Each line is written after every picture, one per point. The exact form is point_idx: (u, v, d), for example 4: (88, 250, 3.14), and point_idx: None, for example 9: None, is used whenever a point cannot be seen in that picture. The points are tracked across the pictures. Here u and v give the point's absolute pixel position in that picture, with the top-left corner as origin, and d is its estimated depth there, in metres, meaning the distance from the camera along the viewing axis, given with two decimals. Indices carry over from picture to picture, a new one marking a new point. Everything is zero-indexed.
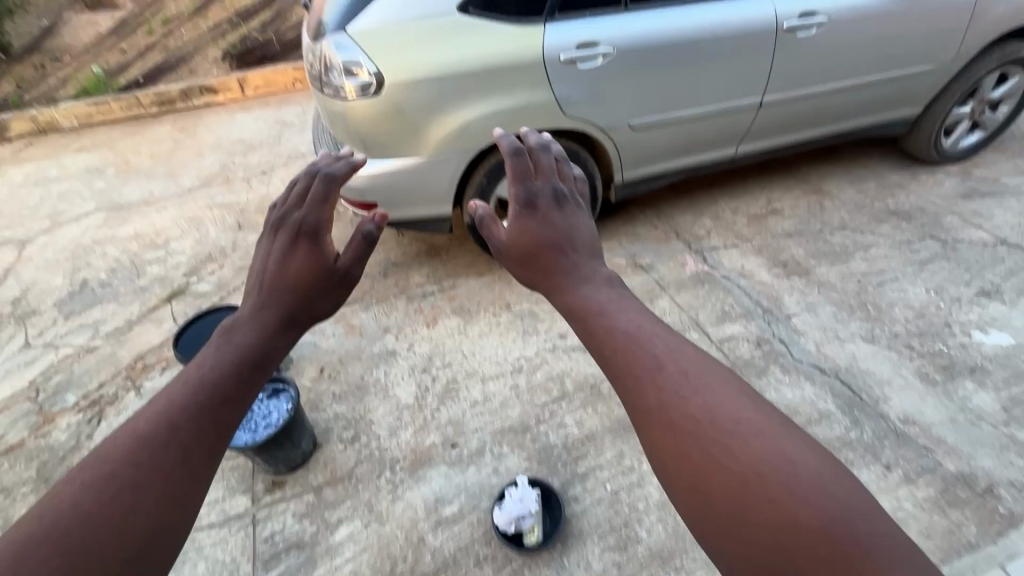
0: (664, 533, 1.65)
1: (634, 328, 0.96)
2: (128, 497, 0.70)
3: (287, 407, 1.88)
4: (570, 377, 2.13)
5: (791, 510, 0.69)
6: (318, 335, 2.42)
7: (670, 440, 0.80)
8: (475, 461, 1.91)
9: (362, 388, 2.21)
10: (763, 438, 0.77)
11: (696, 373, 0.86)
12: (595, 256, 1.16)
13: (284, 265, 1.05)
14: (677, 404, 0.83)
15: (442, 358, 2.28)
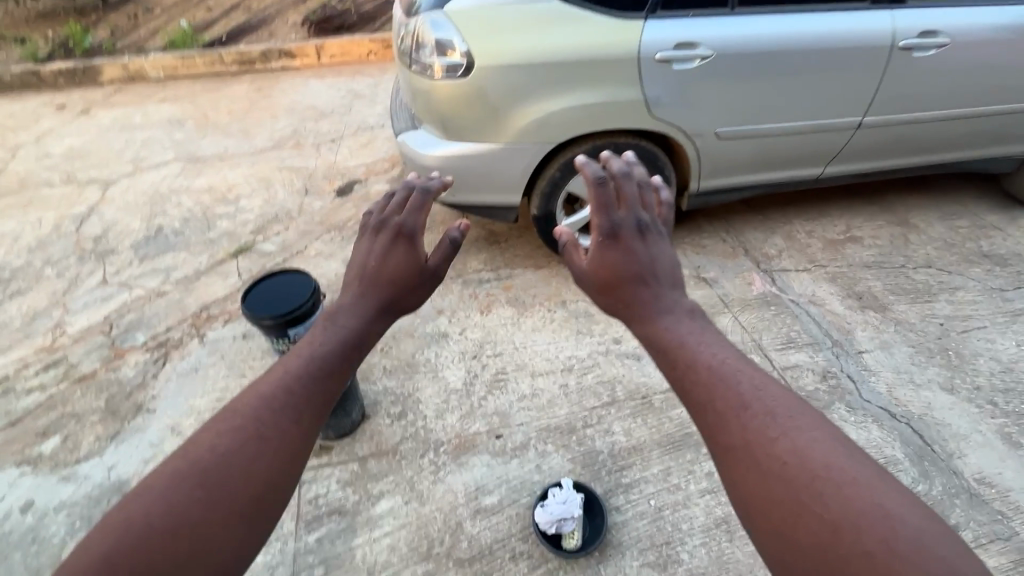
0: (706, 558, 1.61)
1: (718, 361, 0.91)
2: (251, 451, 0.78)
3: (345, 378, 1.91)
4: (621, 383, 2.09)
5: (889, 568, 0.63)
6: None
7: (754, 483, 0.76)
8: (518, 455, 1.90)
9: (412, 366, 2.23)
10: (859, 487, 0.70)
11: (787, 415, 0.81)
12: (678, 289, 1.07)
13: (383, 261, 1.07)
14: (765, 448, 0.78)
15: (493, 347, 2.28)
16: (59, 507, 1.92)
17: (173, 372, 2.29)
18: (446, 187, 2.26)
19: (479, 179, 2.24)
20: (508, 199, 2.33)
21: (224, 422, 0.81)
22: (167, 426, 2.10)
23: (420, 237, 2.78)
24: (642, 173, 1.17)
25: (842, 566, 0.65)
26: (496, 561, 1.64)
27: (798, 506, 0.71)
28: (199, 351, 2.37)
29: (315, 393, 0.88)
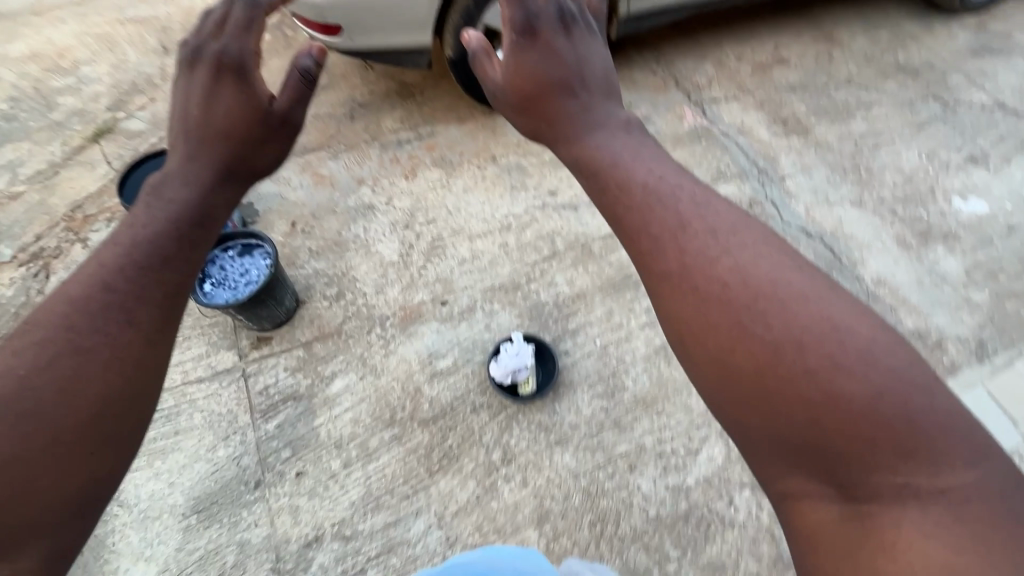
0: (648, 382, 1.77)
1: (653, 180, 0.87)
2: (72, 359, 0.71)
3: (266, 265, 1.75)
4: (561, 236, 2.07)
5: (833, 382, 0.65)
6: (284, 185, 2.19)
7: (693, 307, 0.74)
8: (466, 318, 1.91)
9: (341, 244, 2.07)
10: (803, 306, 0.70)
11: (730, 232, 0.78)
12: (609, 93, 1.05)
13: (208, 110, 0.99)
14: (707, 270, 0.75)
15: (425, 214, 2.14)
16: None
17: (62, 285, 2.01)
18: (339, 29, 1.87)
19: (378, 16, 1.87)
20: (416, 40, 1.99)
21: (26, 339, 0.71)
22: None
23: (321, 97, 2.40)
24: None
25: (782, 382, 0.67)
26: (459, 415, 1.72)
27: (739, 328, 0.71)
28: (87, 257, 2.06)
29: (143, 294, 0.78)
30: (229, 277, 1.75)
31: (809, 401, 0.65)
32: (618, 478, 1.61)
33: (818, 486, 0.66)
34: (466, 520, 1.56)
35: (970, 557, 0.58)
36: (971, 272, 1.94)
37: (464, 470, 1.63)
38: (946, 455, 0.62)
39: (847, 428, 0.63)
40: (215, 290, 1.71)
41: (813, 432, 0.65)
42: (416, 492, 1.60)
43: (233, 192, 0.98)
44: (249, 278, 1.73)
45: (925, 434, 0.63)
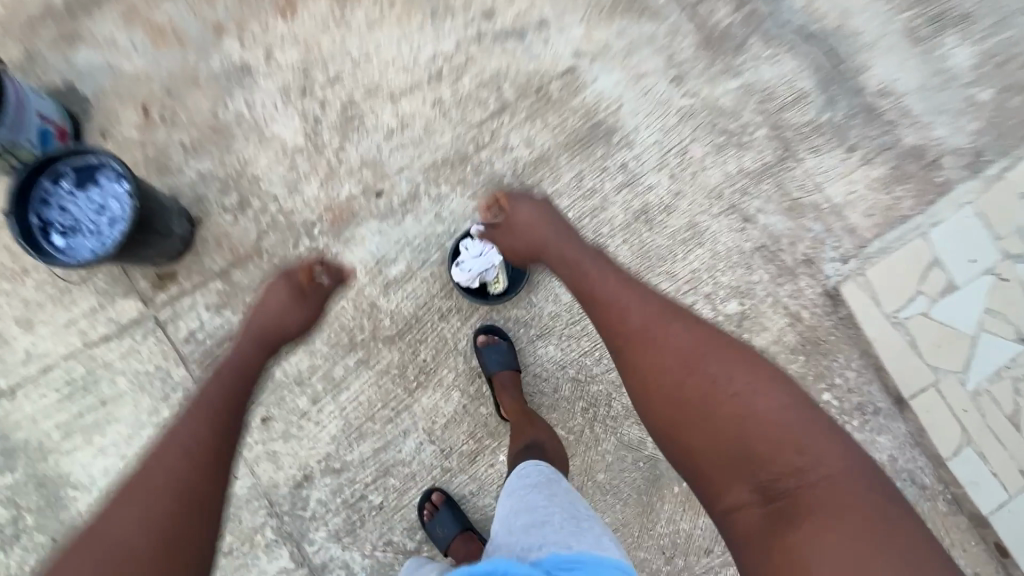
0: (629, 254, 1.59)
1: (613, 294, 1.08)
2: (176, 458, 0.91)
3: (124, 194, 1.27)
4: (508, 80, 1.61)
5: (738, 407, 0.88)
6: (109, 51, 1.56)
7: (652, 358, 0.97)
8: (411, 209, 1.57)
9: (224, 132, 1.57)
10: (726, 357, 0.94)
11: (668, 313, 1.02)
12: (571, 231, 1.27)
13: (265, 299, 1.33)
14: (654, 333, 0.99)
15: (323, 70, 1.59)
16: None
17: None
18: None
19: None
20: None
21: (145, 465, 0.91)
22: None
23: None
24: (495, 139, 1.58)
25: (711, 411, 0.89)
26: (427, 326, 1.54)
27: (675, 372, 0.94)
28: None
29: (217, 407, 1.03)
30: (83, 219, 1.27)
31: (733, 428, 0.87)
32: (606, 362, 1.54)
33: (742, 493, 0.84)
34: (457, 431, 1.50)
35: (847, 523, 0.75)
36: (983, 63, 1.65)
37: (445, 382, 1.52)
38: (829, 457, 0.83)
39: (694, 356, 0.94)
40: (73, 241, 1.27)
41: (690, 381, 0.92)
42: (399, 414, 1.50)
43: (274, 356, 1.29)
44: (113, 215, 1.28)
45: (813, 439, 0.84)
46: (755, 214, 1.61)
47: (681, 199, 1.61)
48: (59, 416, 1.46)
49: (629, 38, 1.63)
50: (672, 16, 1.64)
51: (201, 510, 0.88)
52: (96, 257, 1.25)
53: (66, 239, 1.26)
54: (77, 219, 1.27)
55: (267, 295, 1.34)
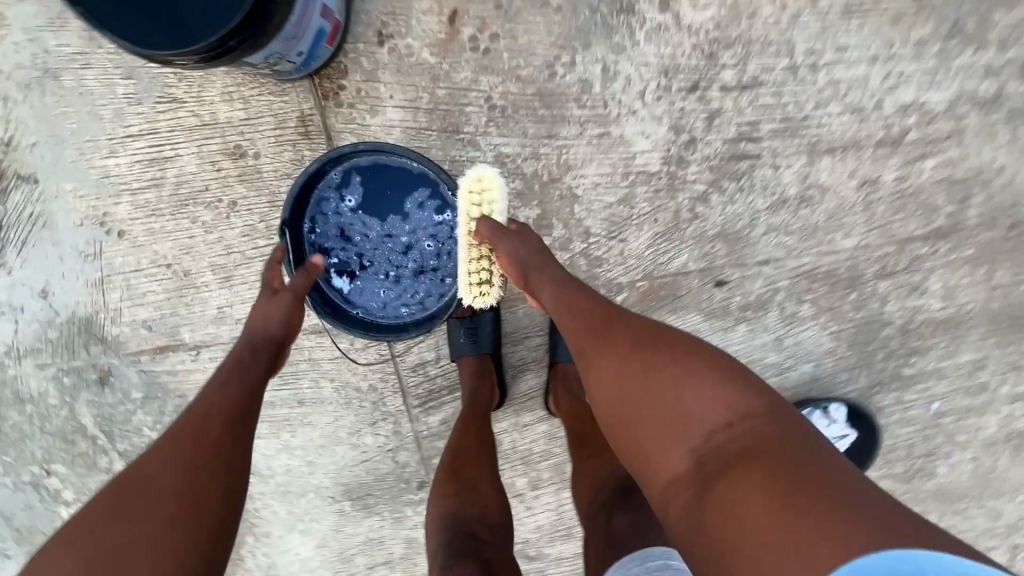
0: (968, 472, 1.22)
1: (554, 299, 0.82)
2: (126, 486, 0.60)
3: (432, 240, 1.01)
4: (986, 189, 1.04)
5: (682, 423, 0.64)
6: None
7: (573, 325, 0.77)
8: (749, 318, 1.13)
9: (554, 101, 1.01)
10: (585, 316, 0.77)
11: (558, 279, 0.83)
12: (546, 261, 0.86)
13: (266, 309, 0.82)
14: (553, 307, 0.81)
15: (742, 56, 0.98)
16: (10, 351, 1.18)
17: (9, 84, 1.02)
18: None
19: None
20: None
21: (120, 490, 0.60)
22: (87, 215, 1.09)
23: None
24: (925, 268, 1.09)
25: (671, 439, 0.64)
26: None
27: (618, 369, 0.70)
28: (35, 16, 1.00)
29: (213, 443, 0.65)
30: (382, 260, 1.01)
31: (669, 408, 0.65)
32: None
33: (684, 461, 0.63)
34: None
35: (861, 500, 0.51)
36: None
37: None
38: (829, 476, 0.54)
39: (607, 326, 0.74)
40: (363, 286, 1.02)
41: (599, 369, 0.71)
42: None
43: (270, 304, 0.82)
44: (422, 271, 1.01)
45: (761, 416, 0.61)
46: None
47: None
48: None
49: None
50: None
51: (203, 529, 0.60)
52: (382, 321, 1.01)
53: (349, 280, 1.01)
54: (372, 257, 1.01)
55: (258, 311, 0.82)
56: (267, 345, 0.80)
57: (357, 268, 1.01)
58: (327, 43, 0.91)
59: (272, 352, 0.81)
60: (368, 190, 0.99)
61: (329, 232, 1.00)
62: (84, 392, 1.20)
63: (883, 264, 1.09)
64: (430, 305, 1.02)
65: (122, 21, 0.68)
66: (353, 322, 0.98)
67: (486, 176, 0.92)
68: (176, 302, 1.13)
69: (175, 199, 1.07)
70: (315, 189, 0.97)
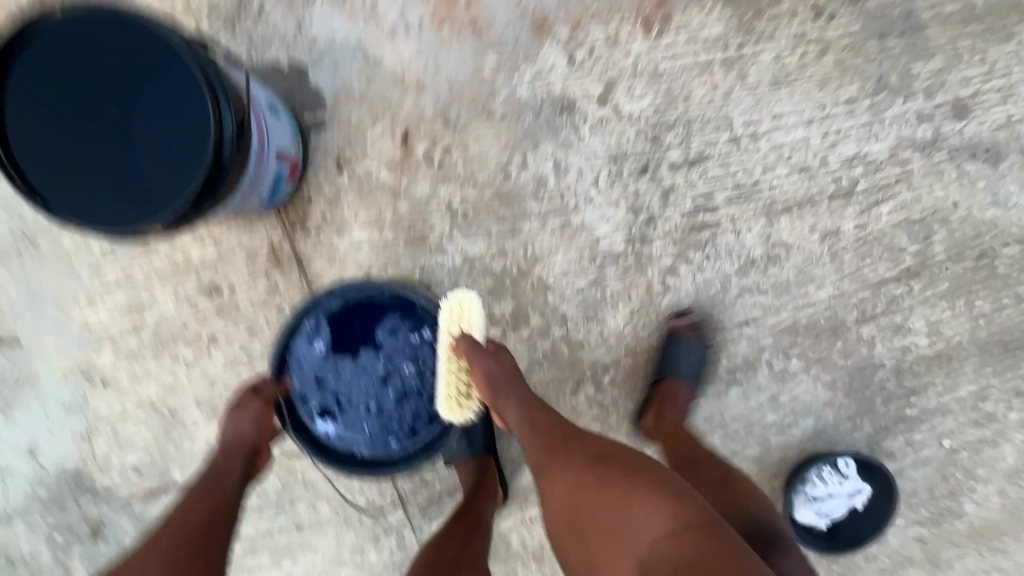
0: (996, 507, 1.17)
1: (514, 417, 0.87)
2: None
3: (408, 366, 1.01)
4: (946, 224, 1.06)
5: (630, 543, 0.68)
6: (374, 33, 0.98)
7: (534, 441, 0.83)
8: (739, 380, 1.12)
9: (513, 200, 1.04)
10: (544, 438, 0.82)
11: (524, 399, 0.88)
12: (510, 380, 0.90)
13: (237, 420, 0.89)
14: (515, 425, 0.87)
15: (685, 134, 1.02)
16: None
17: None
18: None
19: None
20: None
21: None
22: (70, 368, 1.10)
23: None
24: (903, 307, 1.09)
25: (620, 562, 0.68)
26: None
27: (573, 489, 0.75)
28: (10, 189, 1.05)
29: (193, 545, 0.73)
30: (364, 392, 1.01)
31: (614, 526, 0.70)
32: None
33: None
34: None
35: None
36: None
37: None
38: None
39: (562, 447, 0.80)
40: (346, 423, 1.01)
41: (555, 488, 0.78)
42: None
43: (242, 411, 0.90)
44: (407, 396, 1.01)
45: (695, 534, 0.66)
46: None
47: None
48: (241, 528, 1.16)
49: None
50: None
51: None
52: (379, 455, 1.01)
53: (335, 420, 1.01)
54: (354, 392, 1.01)
55: (230, 420, 0.89)
56: (242, 451, 0.87)
57: (339, 406, 1.01)
58: (288, 179, 0.95)
59: (246, 452, 0.87)
60: (337, 329, 1.00)
61: (305, 376, 1.00)
62: (77, 547, 1.15)
63: (862, 310, 1.09)
64: (421, 429, 1.02)
65: (53, 161, 0.72)
66: (351, 465, 0.98)
67: (457, 302, 1.00)
68: (164, 442, 1.12)
69: (155, 341, 1.09)
70: (284, 339, 0.98)
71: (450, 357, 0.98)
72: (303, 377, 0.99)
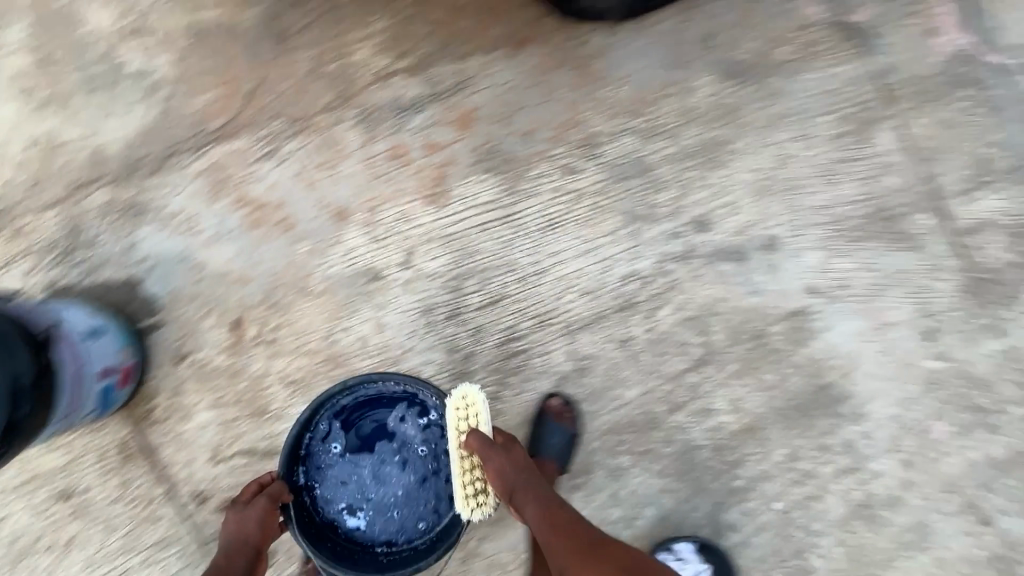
0: (840, 556, 1.27)
1: (542, 516, 0.93)
2: None
3: (422, 449, 1.08)
4: (719, 316, 1.25)
5: None
6: (199, 243, 1.14)
7: (562, 547, 0.89)
8: (581, 483, 1.22)
9: (342, 360, 1.17)
10: (561, 539, 0.90)
11: (544, 503, 0.95)
12: (540, 481, 0.97)
13: (239, 522, 0.94)
14: (542, 526, 0.93)
15: (482, 281, 1.20)
16: None
17: None
18: None
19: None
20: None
21: None
22: None
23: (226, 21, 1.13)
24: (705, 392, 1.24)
25: None
26: None
27: None
28: None
29: None
30: (455, 478, 1.08)
31: None
32: None
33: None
34: None
35: None
36: None
37: None
38: None
39: (580, 548, 0.88)
40: (373, 518, 1.06)
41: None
42: None
43: (256, 510, 0.95)
44: (424, 479, 1.07)
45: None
46: (994, 515, 1.30)
47: (916, 491, 1.29)
48: None
49: (870, 274, 1.28)
50: (931, 250, 1.29)
51: None
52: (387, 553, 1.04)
53: (363, 515, 1.06)
54: (378, 486, 1.07)
55: (231, 522, 0.95)
56: (244, 555, 0.92)
57: (365, 502, 1.06)
58: (122, 385, 1.06)
59: (247, 555, 0.92)
60: (352, 431, 1.07)
61: (337, 475, 1.07)
62: None
63: (670, 400, 1.24)
64: (443, 511, 1.06)
65: None
66: (369, 564, 1.02)
67: (469, 396, 1.01)
68: None
69: (13, 556, 1.11)
70: (308, 438, 1.05)
71: (461, 454, 1.00)
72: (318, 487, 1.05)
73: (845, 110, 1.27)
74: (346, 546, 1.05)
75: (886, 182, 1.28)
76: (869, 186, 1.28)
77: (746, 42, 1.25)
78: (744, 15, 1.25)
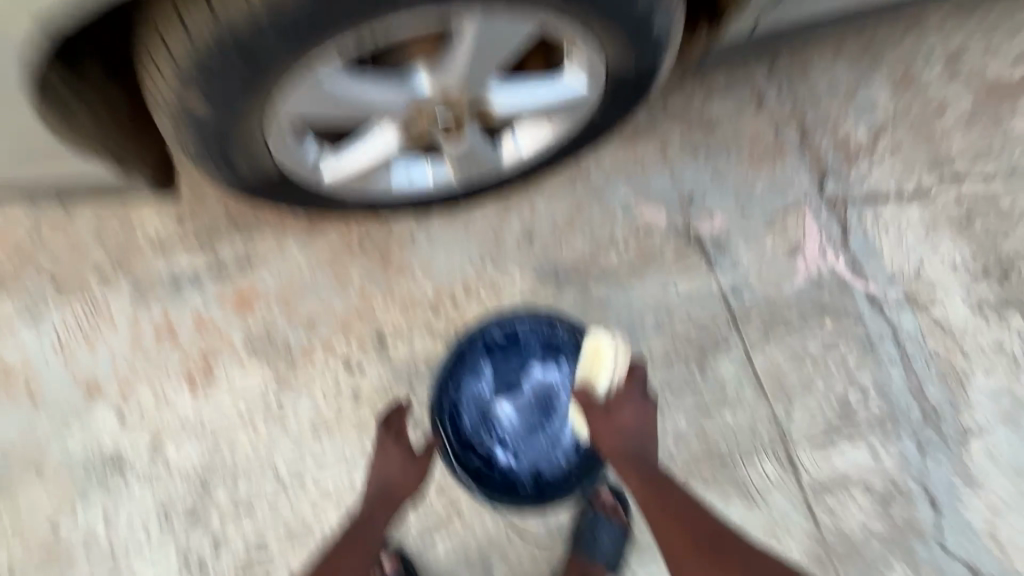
0: None
1: (645, 493, 0.83)
2: None
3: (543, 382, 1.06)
4: (506, 555, 1.05)
5: None
6: None
7: (670, 534, 0.79)
8: None
9: (61, 553, 1.04)
10: (696, 515, 0.81)
11: (654, 483, 0.83)
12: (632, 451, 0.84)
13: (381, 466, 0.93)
14: (650, 503, 0.82)
15: (232, 480, 1.06)
16: None
17: None
18: None
19: None
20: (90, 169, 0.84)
21: None
22: None
23: None
24: None
25: None
26: None
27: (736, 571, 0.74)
28: None
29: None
30: (533, 421, 1.06)
31: None
32: None
33: None
34: None
35: None
36: None
37: None
38: None
39: (702, 546, 0.77)
40: (526, 453, 1.05)
41: None
42: None
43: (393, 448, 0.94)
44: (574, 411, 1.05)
45: None
46: None
47: None
48: None
49: None
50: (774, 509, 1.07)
51: None
52: (557, 481, 1.03)
53: (514, 452, 1.05)
54: (520, 426, 1.06)
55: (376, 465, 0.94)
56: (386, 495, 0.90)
57: (516, 437, 1.05)
58: None
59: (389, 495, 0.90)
60: (496, 362, 1.06)
61: (472, 416, 1.05)
62: None
63: None
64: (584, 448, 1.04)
65: None
66: (517, 498, 1.02)
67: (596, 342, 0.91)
68: None
69: None
70: (451, 376, 1.04)
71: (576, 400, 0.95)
72: (482, 412, 1.05)
73: (680, 328, 1.11)
74: (502, 477, 1.03)
75: (725, 417, 1.09)
76: (704, 417, 1.09)
77: (572, 243, 1.12)
78: (573, 214, 1.13)
